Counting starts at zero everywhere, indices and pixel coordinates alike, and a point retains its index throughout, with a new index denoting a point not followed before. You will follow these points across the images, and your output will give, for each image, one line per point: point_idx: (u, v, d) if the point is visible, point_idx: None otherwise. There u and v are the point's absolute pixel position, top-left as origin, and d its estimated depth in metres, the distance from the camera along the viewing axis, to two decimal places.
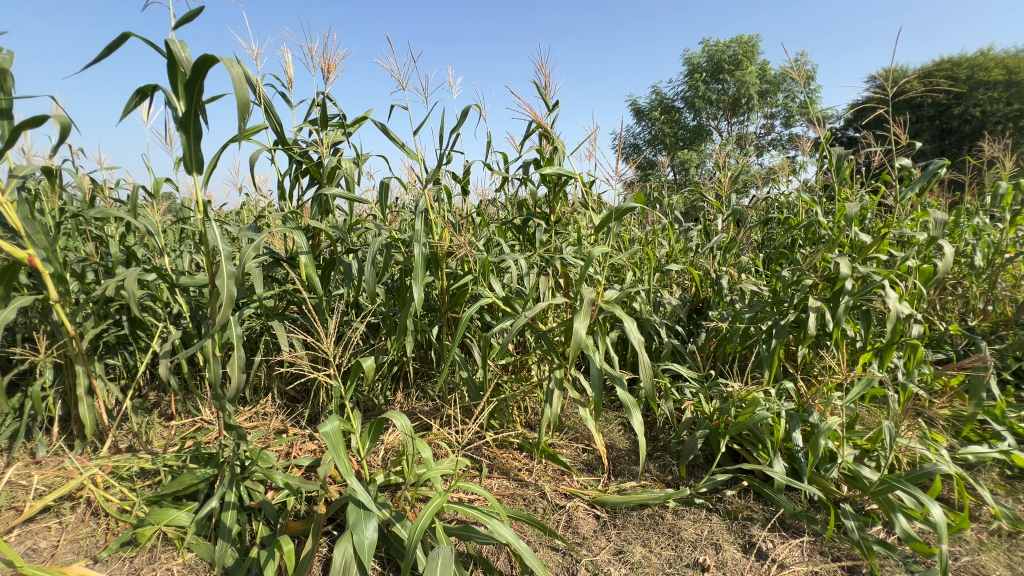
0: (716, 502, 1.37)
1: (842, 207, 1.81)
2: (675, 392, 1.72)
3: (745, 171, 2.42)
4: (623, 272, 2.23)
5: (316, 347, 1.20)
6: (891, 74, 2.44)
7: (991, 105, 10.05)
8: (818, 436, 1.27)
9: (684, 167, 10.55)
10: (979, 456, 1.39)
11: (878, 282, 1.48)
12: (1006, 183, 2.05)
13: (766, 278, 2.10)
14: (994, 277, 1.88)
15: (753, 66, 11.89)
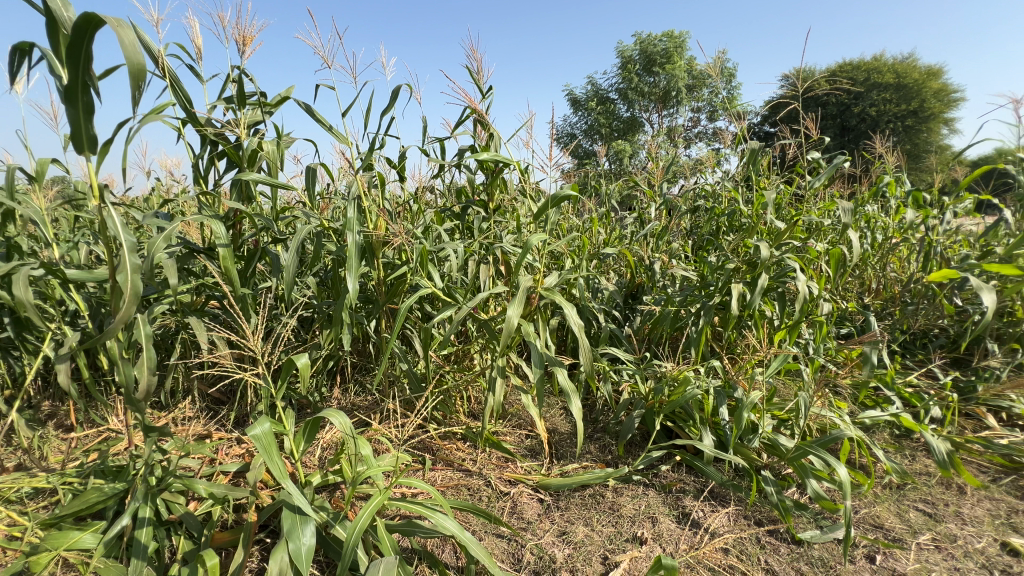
0: (652, 477, 1.44)
1: (760, 196, 1.95)
2: (613, 374, 1.78)
3: (675, 162, 2.53)
4: (562, 260, 2.26)
5: (243, 345, 1.11)
6: (803, 74, 2.63)
7: (884, 105, 11.23)
8: (742, 410, 1.37)
9: (620, 158, 10.90)
10: (873, 419, 1.57)
11: (791, 267, 1.61)
12: (896, 176, 2.30)
13: (694, 263, 2.22)
14: (885, 259, 2.11)
15: (682, 60, 12.45)
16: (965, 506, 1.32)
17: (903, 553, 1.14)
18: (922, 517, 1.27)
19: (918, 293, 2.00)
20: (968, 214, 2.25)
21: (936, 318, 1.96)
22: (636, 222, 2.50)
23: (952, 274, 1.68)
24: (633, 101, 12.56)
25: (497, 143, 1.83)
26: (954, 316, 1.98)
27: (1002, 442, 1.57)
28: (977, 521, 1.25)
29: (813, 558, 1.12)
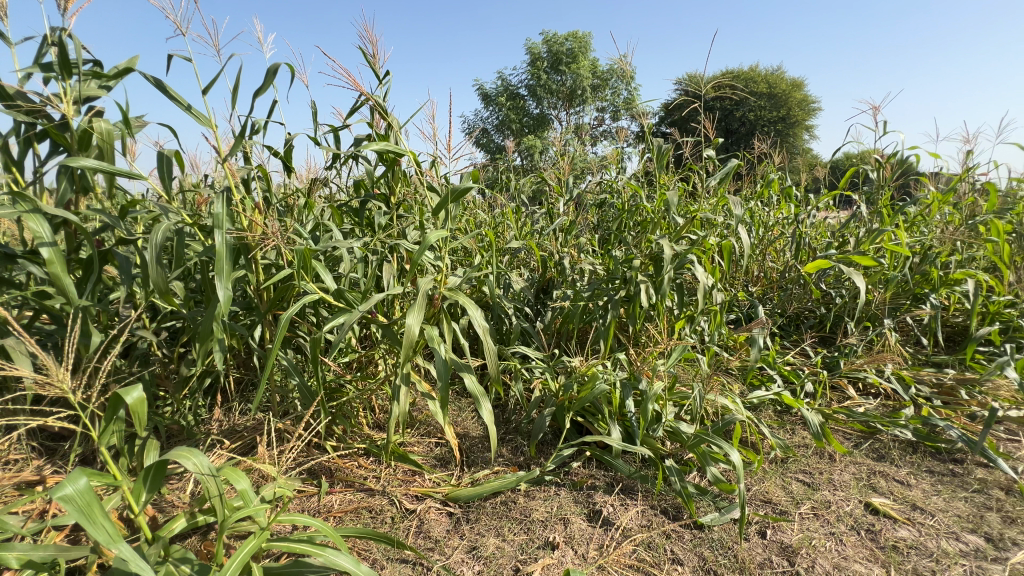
0: (563, 476, 1.43)
1: (661, 192, 2.02)
2: (524, 372, 1.74)
3: (581, 158, 2.55)
4: (471, 257, 2.18)
5: (39, 379, 0.85)
6: (694, 78, 2.79)
7: (759, 111, 12.58)
8: (646, 402, 1.40)
9: (531, 153, 11.06)
10: (760, 399, 1.69)
11: (690, 259, 1.68)
12: (773, 174, 2.53)
13: (601, 257, 2.26)
14: (766, 250, 2.31)
15: (587, 61, 12.93)
16: (835, 473, 1.46)
17: (788, 525, 1.22)
18: (802, 487, 1.39)
19: (792, 280, 2.21)
20: (831, 209, 2.53)
21: (808, 302, 2.18)
22: (545, 217, 2.49)
23: (825, 264, 1.91)
24: (542, 98, 12.80)
25: (395, 134, 1.70)
26: (821, 299, 2.21)
27: (861, 411, 1.77)
28: (846, 486, 1.39)
29: (714, 541, 1.17)
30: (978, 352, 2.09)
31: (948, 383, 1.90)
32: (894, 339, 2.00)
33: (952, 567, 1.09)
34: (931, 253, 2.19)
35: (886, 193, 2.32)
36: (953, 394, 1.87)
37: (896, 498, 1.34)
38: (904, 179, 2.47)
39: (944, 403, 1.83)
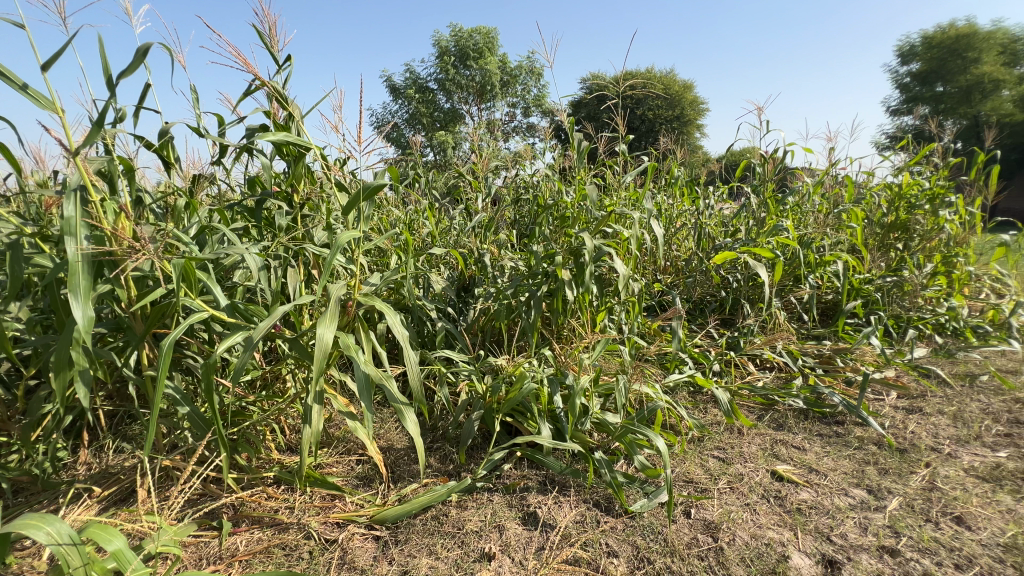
0: (495, 481, 1.39)
1: (577, 186, 2.04)
2: (449, 376, 1.67)
3: (496, 154, 2.51)
4: (386, 257, 2.06)
5: None
6: (600, 75, 2.86)
7: (657, 110, 13.45)
8: (574, 396, 1.40)
9: (443, 149, 10.85)
10: (675, 382, 1.78)
11: (608, 252, 1.71)
12: (676, 169, 2.67)
13: (521, 253, 2.24)
14: (673, 241, 2.44)
15: (495, 57, 12.95)
16: (744, 446, 1.58)
17: (709, 502, 1.29)
18: (718, 463, 1.48)
19: (696, 268, 2.36)
20: (726, 200, 2.74)
21: (710, 287, 2.35)
22: (462, 214, 2.42)
23: (728, 256, 2.08)
24: (452, 93, 12.61)
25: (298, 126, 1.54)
26: (722, 284, 2.39)
27: (760, 385, 1.94)
28: (754, 457, 1.51)
29: (644, 528, 1.20)
30: (847, 324, 2.38)
31: (827, 353, 2.15)
32: (783, 318, 2.22)
33: (846, 520, 1.21)
34: (807, 239, 2.46)
35: (770, 185, 2.56)
36: (831, 362, 2.12)
37: (796, 463, 1.48)
38: (784, 172, 2.74)
39: (824, 371, 2.06)
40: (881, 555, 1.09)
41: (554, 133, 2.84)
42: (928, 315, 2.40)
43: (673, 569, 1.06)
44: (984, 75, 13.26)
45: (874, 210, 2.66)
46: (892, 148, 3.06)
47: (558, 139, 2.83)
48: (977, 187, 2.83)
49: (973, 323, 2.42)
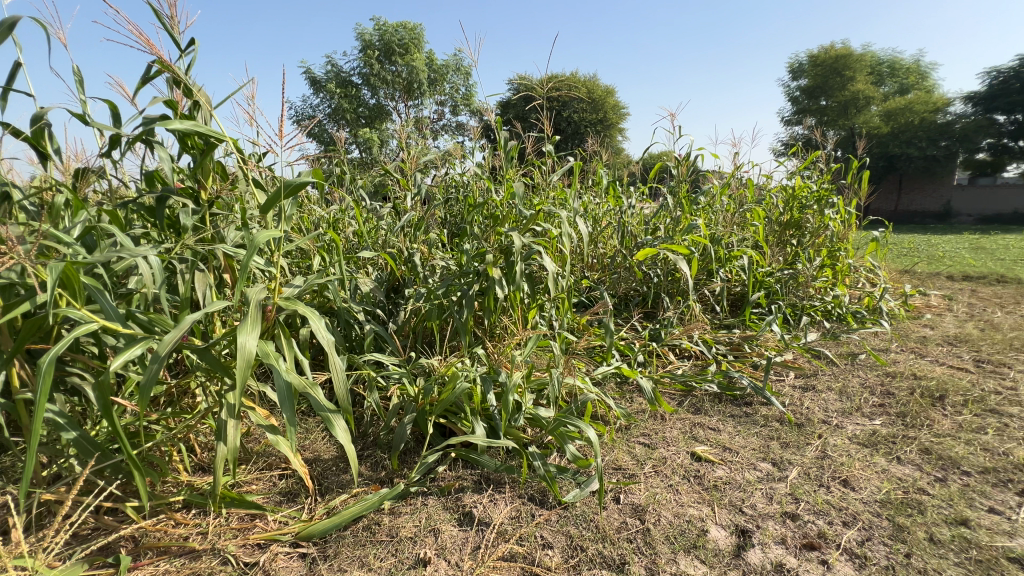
0: (429, 484, 1.37)
1: (506, 185, 2.05)
2: (380, 380, 1.62)
3: (424, 152, 2.47)
4: (309, 258, 1.94)
5: None
6: (527, 77, 2.90)
7: (583, 113, 13.92)
8: (507, 393, 1.41)
9: (369, 146, 10.48)
10: (603, 374, 1.86)
11: (538, 250, 1.74)
12: (601, 170, 2.78)
13: (452, 252, 2.22)
14: (599, 239, 2.54)
15: (422, 53, 12.70)
16: (666, 430, 1.68)
17: (636, 486, 1.36)
18: (643, 449, 1.57)
19: (620, 264, 2.47)
20: (647, 200, 2.90)
21: (633, 283, 2.48)
22: (390, 213, 2.35)
23: (649, 252, 2.21)
24: (378, 88, 12.21)
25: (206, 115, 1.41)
26: (644, 279, 2.53)
27: (680, 373, 2.08)
28: (675, 440, 1.61)
29: (577, 517, 1.24)
30: (753, 313, 2.62)
31: (736, 340, 2.34)
32: (698, 309, 2.39)
33: (755, 492, 1.33)
34: (717, 236, 2.67)
35: (685, 186, 2.75)
36: (740, 349, 2.32)
37: (712, 443, 1.60)
38: (697, 174, 2.94)
39: (735, 357, 2.25)
40: (783, 520, 1.21)
41: (483, 132, 2.84)
42: (817, 303, 2.70)
43: (604, 554, 1.11)
44: (858, 91, 15.14)
45: (773, 210, 2.95)
46: (786, 154, 3.40)
47: (487, 138, 2.83)
48: (854, 190, 3.23)
49: (853, 309, 2.76)
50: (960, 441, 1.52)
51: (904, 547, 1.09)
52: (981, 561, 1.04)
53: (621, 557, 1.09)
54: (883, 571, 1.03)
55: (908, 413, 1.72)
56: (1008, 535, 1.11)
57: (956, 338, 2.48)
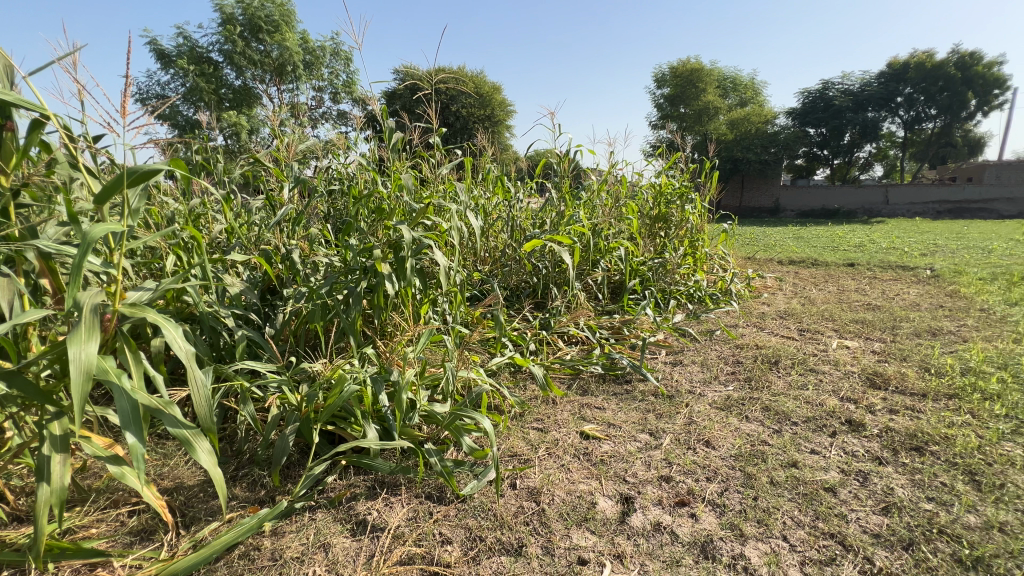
0: (317, 497, 1.27)
1: (393, 177, 1.96)
2: (255, 391, 1.45)
3: (299, 140, 2.27)
4: (160, 258, 1.67)
5: None
6: (411, 66, 2.80)
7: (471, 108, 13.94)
8: (400, 392, 1.36)
9: (235, 132, 9.36)
10: (497, 365, 1.89)
11: (428, 244, 1.69)
12: (490, 164, 2.80)
13: (335, 248, 2.07)
14: (490, 232, 2.57)
15: (295, 33, 11.65)
16: (557, 414, 1.77)
17: (531, 470, 1.41)
18: (537, 433, 1.63)
19: (510, 257, 2.53)
20: (534, 194, 3.00)
21: (524, 275, 2.55)
22: (263, 207, 2.12)
23: (537, 244, 2.29)
24: (243, 68, 10.95)
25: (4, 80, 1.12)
26: (534, 271, 2.62)
27: (568, 358, 2.19)
28: (566, 422, 1.70)
29: (475, 508, 1.24)
30: (630, 299, 2.86)
31: (617, 324, 2.54)
32: (583, 298, 2.54)
33: (636, 461, 1.45)
34: (598, 228, 2.87)
35: (568, 182, 2.89)
36: (620, 332, 2.52)
37: (598, 421, 1.72)
38: (579, 171, 3.11)
39: (616, 340, 2.44)
40: (660, 483, 1.34)
41: (366, 122, 2.69)
42: (682, 288, 3.05)
43: (502, 540, 1.13)
44: (709, 102, 17.29)
45: (644, 205, 3.24)
46: (654, 154, 3.76)
47: (371, 128, 2.69)
48: (708, 188, 3.68)
49: (709, 292, 3.17)
50: (790, 397, 1.82)
51: (752, 492, 1.28)
52: (807, 494, 1.26)
53: (518, 541, 1.12)
54: (737, 515, 1.19)
55: (752, 378, 2.02)
56: (824, 470, 1.36)
57: (785, 312, 2.97)
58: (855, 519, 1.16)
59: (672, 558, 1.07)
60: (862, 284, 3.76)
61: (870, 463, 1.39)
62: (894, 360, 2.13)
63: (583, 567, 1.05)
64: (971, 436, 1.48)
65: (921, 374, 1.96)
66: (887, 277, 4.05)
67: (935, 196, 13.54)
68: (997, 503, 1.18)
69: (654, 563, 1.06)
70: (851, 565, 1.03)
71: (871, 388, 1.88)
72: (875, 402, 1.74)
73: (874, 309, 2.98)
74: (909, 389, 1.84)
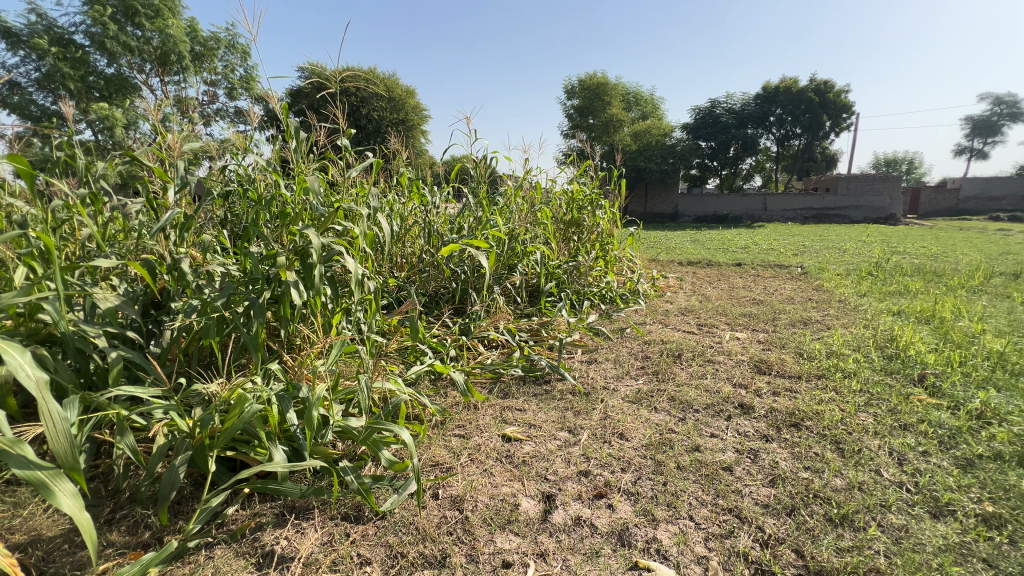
0: (215, 532, 1.14)
1: (298, 180, 1.83)
2: (136, 421, 1.27)
3: (188, 137, 2.04)
4: (10, 271, 1.41)
5: None
6: (316, 63, 2.64)
7: (384, 111, 13.51)
8: (311, 408, 1.27)
9: (108, 126, 8.21)
10: (417, 373, 1.84)
11: (339, 250, 1.60)
12: (404, 167, 2.72)
13: (234, 257, 1.89)
14: (406, 238, 2.50)
15: (180, 20, 10.52)
16: (479, 418, 1.76)
17: (454, 478, 1.38)
18: (459, 440, 1.61)
19: (428, 262, 2.49)
20: (451, 199, 2.98)
21: (442, 280, 2.52)
22: (144, 211, 1.88)
23: (454, 249, 2.27)
24: (116, 54, 9.64)
25: None
26: (453, 276, 2.60)
27: (489, 362, 2.20)
28: (487, 426, 1.70)
29: (396, 524, 1.20)
30: (547, 301, 2.95)
31: (535, 326, 2.61)
32: (502, 302, 2.57)
33: (556, 459, 1.49)
34: (514, 233, 2.91)
35: (485, 187, 2.91)
36: (539, 334, 2.58)
37: (520, 423, 1.74)
38: (495, 177, 3.15)
39: (535, 342, 2.49)
40: (579, 478, 1.39)
41: (266, 120, 2.49)
42: (595, 289, 3.20)
43: (425, 553, 1.10)
44: (615, 115, 18.42)
45: (558, 210, 3.36)
46: (566, 162, 3.90)
47: (272, 127, 2.50)
48: (615, 195, 3.91)
49: (619, 292, 3.37)
50: (692, 387, 1.98)
51: (662, 477, 1.37)
52: (709, 475, 1.37)
53: (442, 552, 1.10)
54: (650, 501, 1.27)
55: (659, 371, 2.17)
56: (722, 451, 1.49)
57: (686, 309, 3.24)
58: (749, 493, 1.29)
59: (592, 550, 1.12)
60: (747, 281, 4.22)
61: (758, 441, 1.55)
62: (775, 348, 2.41)
63: (508, 570, 1.06)
64: (835, 409, 1.72)
65: (796, 359, 2.24)
66: (767, 274, 4.59)
67: (803, 203, 15.59)
68: (856, 466, 1.38)
69: (575, 557, 1.09)
70: (746, 535, 1.14)
71: (757, 373, 2.11)
72: (761, 386, 1.96)
73: (758, 303, 3.35)
74: (787, 372, 2.09)
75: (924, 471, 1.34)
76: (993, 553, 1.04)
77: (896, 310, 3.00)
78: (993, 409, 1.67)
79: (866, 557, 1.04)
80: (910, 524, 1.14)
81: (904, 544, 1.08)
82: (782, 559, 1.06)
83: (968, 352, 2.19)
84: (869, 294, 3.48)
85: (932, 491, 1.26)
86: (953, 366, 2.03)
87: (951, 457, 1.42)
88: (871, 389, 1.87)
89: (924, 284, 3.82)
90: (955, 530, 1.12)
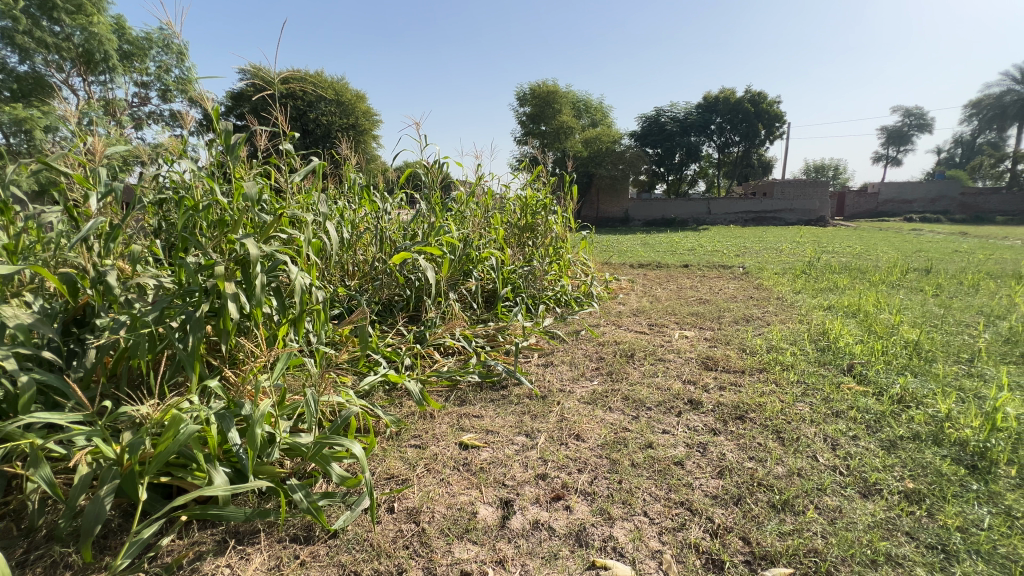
0: (148, 566, 1.06)
1: (237, 186, 1.74)
2: (53, 450, 1.15)
3: (114, 141, 1.89)
4: None
5: None
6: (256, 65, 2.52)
7: (333, 115, 13.14)
8: (254, 426, 1.20)
9: (23, 128, 7.50)
10: (371, 384, 1.78)
11: (283, 258, 1.53)
12: (353, 173, 2.65)
13: (168, 270, 1.77)
14: (357, 245, 2.43)
15: (105, 17, 9.81)
16: (435, 427, 1.73)
17: (409, 490, 1.35)
18: (415, 450, 1.58)
19: (381, 270, 2.43)
20: (403, 206, 2.92)
21: (396, 288, 2.47)
22: (63, 220, 1.73)
23: (407, 256, 2.22)
24: (30, 50, 8.85)
25: None
26: (406, 284, 2.55)
27: (445, 369, 2.17)
28: (444, 435, 1.67)
29: (349, 541, 1.15)
30: (503, 306, 2.95)
31: (491, 332, 2.60)
32: (457, 308, 2.54)
33: (514, 464, 1.49)
34: (469, 238, 2.89)
35: (437, 193, 2.88)
36: (495, 339, 2.57)
37: (477, 430, 1.72)
38: (448, 183, 3.12)
39: (491, 347, 2.49)
40: (537, 482, 1.39)
41: (203, 125, 2.35)
42: (549, 293, 3.24)
43: (380, 570, 1.06)
44: (566, 122, 18.81)
45: (512, 215, 3.38)
46: (519, 168, 3.93)
47: (209, 132, 2.36)
48: (567, 200, 3.98)
49: (573, 295, 3.43)
50: (644, 385, 2.04)
51: (617, 476, 1.40)
52: (662, 470, 1.41)
53: (398, 567, 1.07)
54: (606, 500, 1.29)
55: (613, 371, 2.22)
56: (674, 446, 1.54)
57: (637, 310, 3.34)
58: (699, 485, 1.34)
59: (550, 553, 1.12)
60: (694, 282, 4.41)
61: (707, 435, 1.61)
62: (720, 344, 2.53)
63: None
64: (776, 401, 1.82)
65: (739, 354, 2.35)
66: (711, 274, 4.82)
67: (743, 207, 16.51)
68: (795, 453, 1.46)
69: (534, 561, 1.09)
70: (697, 526, 1.18)
71: (704, 369, 2.20)
72: (709, 382, 2.04)
73: (704, 302, 3.51)
74: (732, 367, 2.19)
75: (854, 455, 1.44)
76: (915, 527, 1.13)
77: (827, 305, 3.22)
78: (911, 394, 1.82)
79: (805, 539, 1.11)
80: (843, 505, 1.22)
81: (839, 524, 1.15)
82: (730, 546, 1.11)
83: (889, 342, 2.38)
84: (803, 291, 3.73)
85: (861, 472, 1.35)
86: (876, 355, 2.20)
87: (877, 439, 1.53)
88: (807, 379, 2.00)
89: (849, 280, 4.12)
90: (881, 507, 1.20)
